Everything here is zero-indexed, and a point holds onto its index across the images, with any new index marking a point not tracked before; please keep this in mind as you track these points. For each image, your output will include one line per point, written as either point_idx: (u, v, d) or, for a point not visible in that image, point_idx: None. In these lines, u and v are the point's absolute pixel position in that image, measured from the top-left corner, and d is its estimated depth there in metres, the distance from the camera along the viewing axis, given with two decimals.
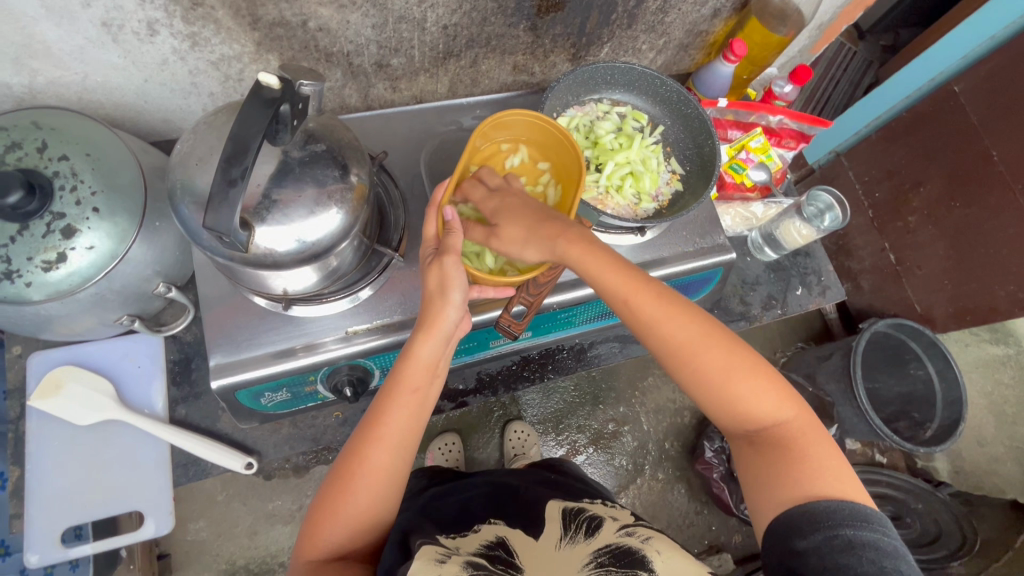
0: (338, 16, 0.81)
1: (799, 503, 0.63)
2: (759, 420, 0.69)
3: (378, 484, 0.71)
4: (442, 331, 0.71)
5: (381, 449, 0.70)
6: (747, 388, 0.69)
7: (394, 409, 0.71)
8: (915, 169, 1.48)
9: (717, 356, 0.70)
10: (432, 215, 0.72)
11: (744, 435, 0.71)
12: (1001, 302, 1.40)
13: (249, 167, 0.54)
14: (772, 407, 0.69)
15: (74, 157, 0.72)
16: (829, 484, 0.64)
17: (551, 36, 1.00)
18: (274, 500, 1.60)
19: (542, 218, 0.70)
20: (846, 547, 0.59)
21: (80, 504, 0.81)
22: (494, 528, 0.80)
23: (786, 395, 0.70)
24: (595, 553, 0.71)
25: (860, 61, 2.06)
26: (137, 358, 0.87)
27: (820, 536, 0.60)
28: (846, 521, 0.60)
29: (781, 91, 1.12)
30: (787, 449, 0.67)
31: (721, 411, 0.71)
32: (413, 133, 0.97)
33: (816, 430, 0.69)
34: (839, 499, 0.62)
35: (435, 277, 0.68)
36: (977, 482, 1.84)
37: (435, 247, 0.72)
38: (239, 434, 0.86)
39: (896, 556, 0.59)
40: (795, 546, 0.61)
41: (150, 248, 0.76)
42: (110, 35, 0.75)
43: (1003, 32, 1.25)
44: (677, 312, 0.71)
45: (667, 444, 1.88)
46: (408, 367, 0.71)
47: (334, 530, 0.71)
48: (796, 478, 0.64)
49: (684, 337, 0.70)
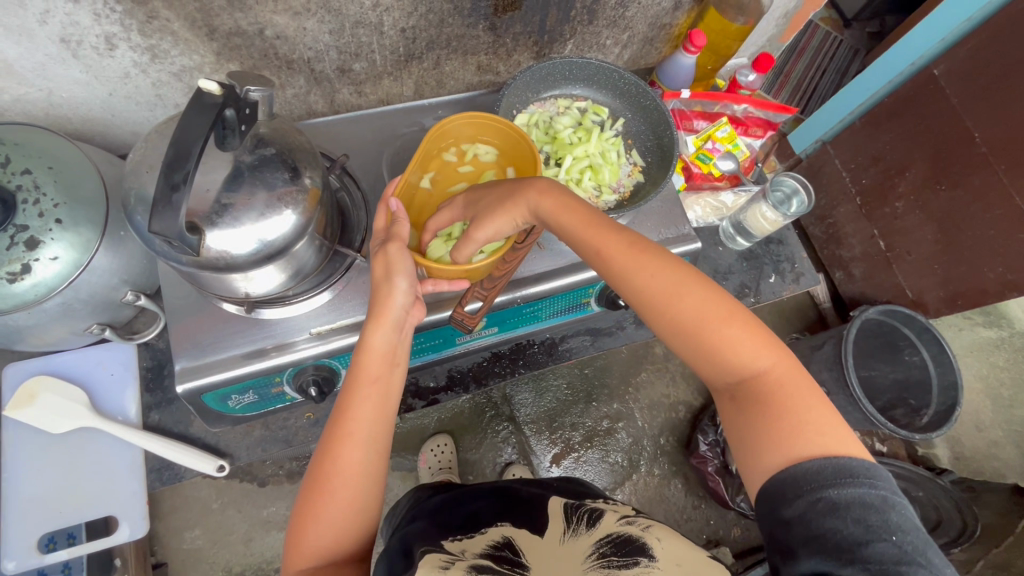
0: (294, 24, 0.83)
1: (779, 469, 0.60)
2: (738, 371, 0.67)
3: (356, 480, 0.69)
4: (392, 318, 0.71)
5: (351, 445, 0.69)
6: (723, 338, 0.67)
7: (358, 401, 0.70)
8: (900, 153, 1.47)
9: (691, 305, 0.68)
10: (379, 208, 0.76)
11: (726, 389, 0.68)
12: (991, 284, 1.39)
13: (191, 171, 0.56)
14: (750, 355, 0.67)
15: (36, 170, 0.73)
16: (812, 440, 0.60)
17: (512, 35, 1.01)
18: (268, 506, 1.62)
19: (507, 184, 0.74)
20: (832, 509, 0.56)
21: (56, 510, 0.82)
22: (502, 529, 0.80)
23: (765, 343, 0.67)
24: (597, 543, 0.73)
25: (845, 49, 2.06)
26: (109, 365, 0.88)
27: (804, 502, 0.57)
28: (830, 481, 0.57)
29: (746, 80, 1.13)
30: (767, 400, 0.64)
31: (702, 362, 0.69)
32: (377, 135, 0.98)
33: (798, 378, 0.66)
34: (823, 457, 0.59)
35: (381, 264, 0.70)
36: (978, 468, 1.81)
37: (382, 237, 0.74)
38: (212, 438, 0.88)
39: (885, 508, 0.56)
40: (782, 516, 0.58)
41: (115, 257, 0.78)
42: (69, 51, 0.77)
43: (979, 14, 1.22)
44: (649, 263, 0.71)
45: (662, 439, 1.87)
46: (366, 360, 0.71)
47: (319, 531, 0.68)
48: (774, 437, 0.62)
49: (657, 287, 0.70)
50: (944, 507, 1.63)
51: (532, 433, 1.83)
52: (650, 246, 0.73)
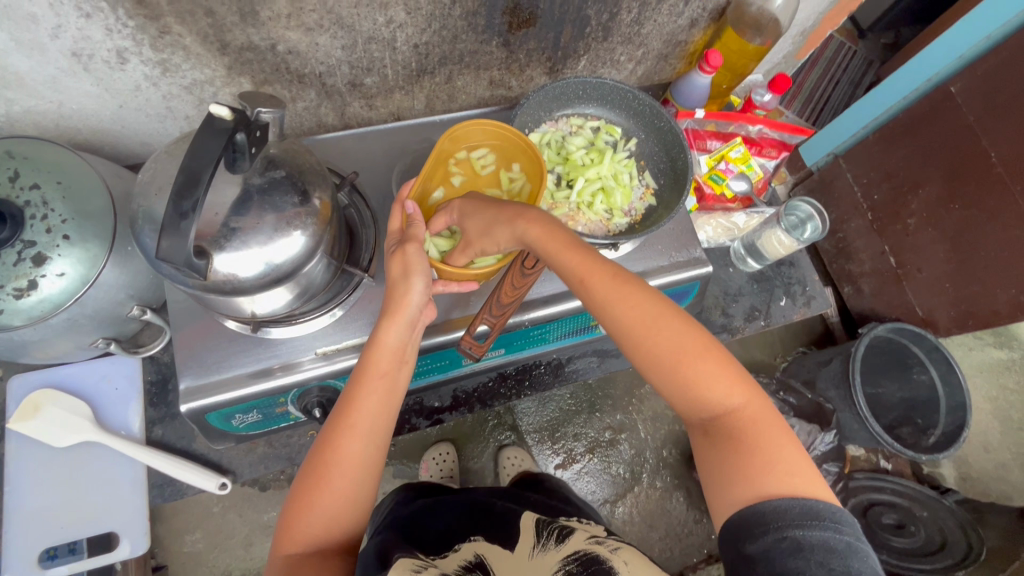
0: (306, 39, 0.82)
1: (748, 503, 0.59)
2: (711, 408, 0.66)
3: (354, 474, 0.68)
4: (408, 315, 0.71)
5: (352, 436, 0.68)
6: (700, 374, 0.66)
7: (366, 394, 0.70)
8: (913, 170, 1.45)
9: (670, 340, 0.67)
10: (395, 211, 0.75)
11: (700, 424, 0.67)
12: (1002, 306, 1.36)
13: (200, 199, 0.55)
14: (725, 392, 0.66)
15: (45, 185, 0.73)
16: (781, 481, 0.59)
17: (525, 51, 1.00)
18: (269, 511, 1.62)
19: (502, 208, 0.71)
20: (795, 549, 0.55)
21: (58, 525, 0.82)
22: (473, 546, 0.78)
23: (740, 381, 0.66)
24: (565, 560, 0.72)
25: (860, 61, 2.04)
26: (114, 379, 0.88)
27: (769, 539, 0.56)
28: (795, 521, 0.56)
29: (761, 100, 1.11)
30: (740, 438, 0.63)
31: (677, 397, 0.67)
32: (387, 151, 0.97)
33: (768, 416, 0.65)
34: (792, 497, 0.58)
35: (399, 263, 0.70)
36: (984, 489, 1.79)
37: (398, 239, 0.74)
38: (215, 455, 0.88)
39: (847, 553, 0.54)
40: (744, 551, 0.57)
41: (122, 273, 0.78)
42: (81, 65, 0.76)
43: (1000, 31, 1.21)
44: (631, 294, 0.68)
45: (665, 452, 1.86)
46: (376, 354, 0.71)
47: (309, 520, 0.67)
48: (749, 472, 0.60)
49: (641, 318, 0.67)
50: (949, 529, 1.61)
51: (534, 442, 1.82)
52: (633, 277, 0.71)
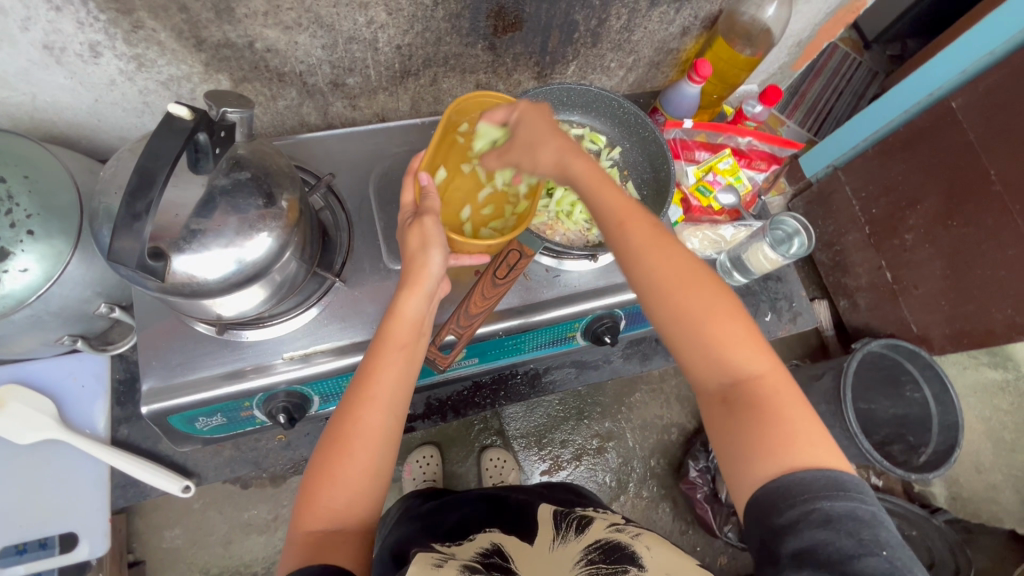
0: (285, 38, 0.81)
1: (773, 477, 0.56)
2: (732, 373, 0.63)
3: (375, 446, 0.67)
4: (426, 288, 0.72)
5: (373, 404, 0.67)
6: (724, 333, 0.64)
7: (386, 365, 0.69)
8: (912, 185, 1.43)
9: (700, 296, 0.65)
10: (407, 181, 0.75)
11: (716, 390, 0.64)
12: (998, 326, 1.34)
13: (154, 200, 0.54)
14: (746, 356, 0.63)
15: (11, 179, 0.72)
16: (805, 451, 0.56)
17: (512, 55, 0.99)
18: (250, 509, 1.61)
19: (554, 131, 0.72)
20: (824, 520, 0.52)
21: (17, 524, 0.81)
22: (490, 536, 0.78)
23: (763, 347, 0.64)
24: (586, 549, 0.71)
25: (864, 72, 2.02)
26: (80, 377, 0.87)
27: (796, 512, 0.53)
28: (822, 492, 0.53)
29: (752, 111, 1.09)
30: (761, 404, 0.60)
31: (697, 358, 0.64)
32: (367, 153, 0.96)
33: (791, 388, 0.62)
34: (817, 469, 0.55)
35: (416, 235, 0.70)
36: (975, 510, 1.76)
37: (413, 212, 0.74)
38: (180, 457, 0.88)
39: (875, 524, 0.52)
40: (771, 525, 0.54)
41: (89, 271, 0.76)
42: (53, 57, 0.75)
43: (1003, 47, 1.19)
44: (665, 248, 0.67)
45: (653, 461, 1.84)
46: (395, 325, 0.71)
47: (334, 494, 0.65)
48: (769, 443, 0.58)
49: (672, 272, 0.66)
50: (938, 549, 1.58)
51: (520, 448, 1.80)
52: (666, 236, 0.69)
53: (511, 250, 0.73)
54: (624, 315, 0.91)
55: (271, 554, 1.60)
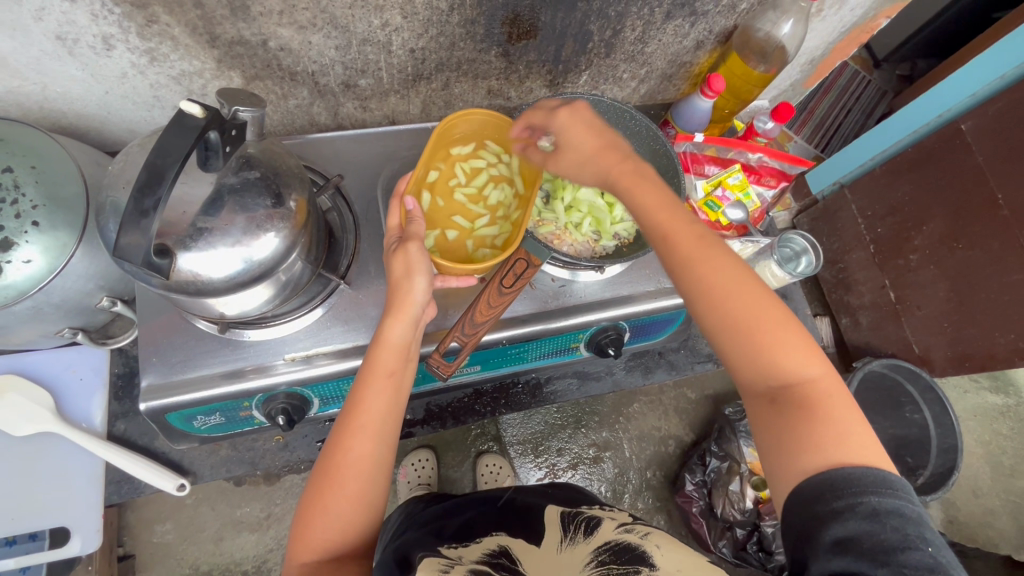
0: (298, 37, 0.80)
1: (819, 470, 0.55)
2: (785, 375, 0.60)
3: (361, 475, 0.69)
4: (411, 314, 0.72)
5: (362, 434, 0.69)
6: (776, 337, 0.61)
7: (372, 394, 0.70)
8: (919, 207, 1.43)
9: (751, 299, 0.62)
10: (394, 205, 0.76)
11: (764, 393, 0.61)
12: (1000, 350, 1.33)
13: (163, 197, 0.53)
14: (798, 360, 0.61)
15: (18, 169, 0.71)
16: (854, 451, 0.55)
17: (525, 62, 0.98)
18: (242, 507, 1.60)
19: (607, 152, 0.74)
20: (872, 514, 0.51)
21: (8, 517, 0.80)
22: (497, 538, 0.79)
23: (814, 350, 0.62)
24: (596, 551, 0.71)
25: (873, 91, 2.02)
26: (79, 369, 0.86)
27: (843, 503, 0.52)
28: (871, 487, 0.52)
29: (763, 127, 1.08)
30: (813, 410, 0.58)
31: (746, 365, 0.62)
32: (376, 155, 0.95)
33: (842, 392, 0.60)
34: (863, 465, 0.54)
35: (400, 262, 0.71)
36: (971, 534, 1.75)
37: (398, 236, 0.75)
38: (176, 454, 0.87)
39: (920, 523, 0.52)
40: (816, 512, 0.53)
41: (93, 264, 0.76)
42: (65, 48, 0.75)
43: (1014, 72, 1.19)
44: (714, 254, 0.65)
45: (649, 473, 1.83)
46: (381, 352, 0.72)
47: (325, 524, 0.68)
48: (819, 440, 0.56)
49: (721, 277, 0.63)
50: None
51: (517, 454, 1.79)
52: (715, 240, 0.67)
53: (505, 269, 0.73)
54: (629, 327, 0.90)
55: (262, 553, 1.58)
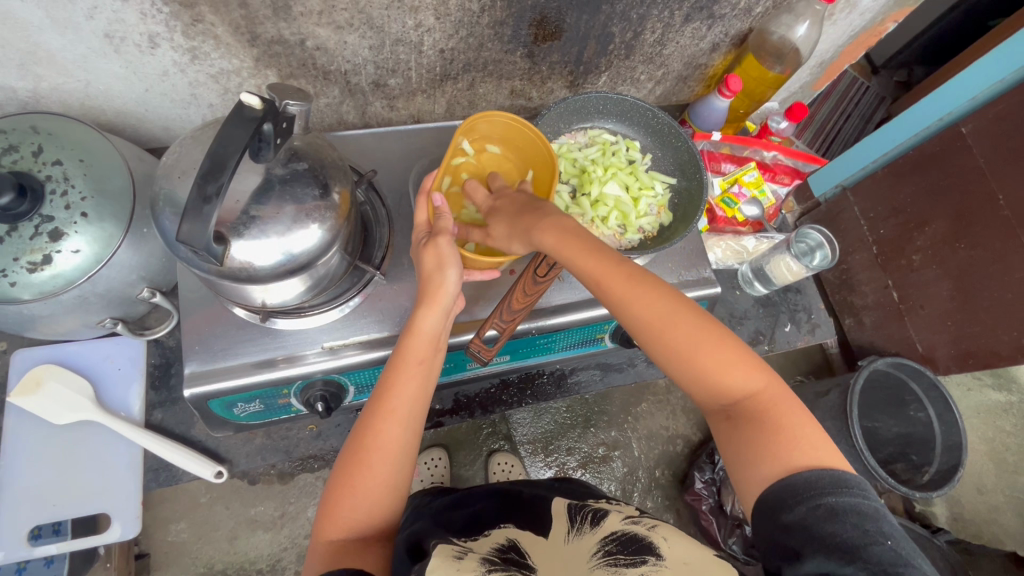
0: (335, 37, 0.83)
1: (778, 478, 0.60)
2: (730, 394, 0.67)
3: (390, 459, 0.71)
4: (443, 304, 0.74)
5: (392, 418, 0.71)
6: (717, 361, 0.66)
7: (403, 382, 0.72)
8: (921, 208, 1.46)
9: (685, 331, 0.67)
10: (421, 203, 0.77)
11: (720, 410, 0.68)
12: (1003, 347, 1.36)
13: (225, 184, 0.55)
14: (742, 377, 0.66)
15: (67, 162, 0.74)
16: (807, 454, 0.60)
17: (548, 63, 1.02)
18: (256, 505, 1.59)
19: (526, 211, 0.72)
20: (831, 514, 0.55)
21: (50, 503, 0.83)
22: (506, 532, 0.78)
23: (755, 365, 0.67)
24: (602, 541, 0.69)
25: (872, 96, 2.07)
26: (117, 360, 0.89)
27: (804, 508, 0.57)
28: (827, 489, 0.57)
29: (777, 127, 1.13)
30: (762, 421, 0.64)
31: (694, 387, 0.68)
32: (406, 152, 0.98)
33: (787, 398, 0.66)
34: (820, 467, 0.59)
35: (431, 256, 0.72)
36: (976, 531, 1.77)
37: (426, 232, 0.77)
38: (212, 442, 0.89)
39: (877, 517, 0.56)
40: (782, 521, 0.57)
41: (136, 255, 0.78)
42: (111, 46, 0.77)
43: (1015, 75, 1.22)
44: (645, 291, 0.68)
45: (658, 472, 1.85)
46: (413, 341, 0.74)
47: (354, 505, 0.70)
48: (774, 451, 0.61)
49: (656, 314, 0.68)
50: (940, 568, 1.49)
51: (527, 454, 1.80)
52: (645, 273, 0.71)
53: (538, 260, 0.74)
54: None
55: (276, 552, 1.58)
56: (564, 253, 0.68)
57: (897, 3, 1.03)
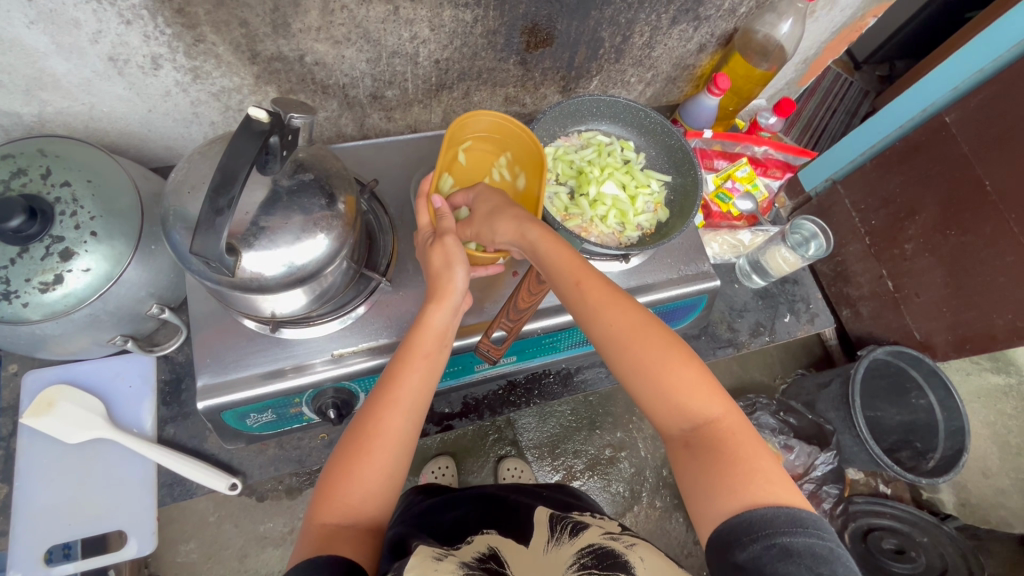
0: (333, 52, 0.85)
1: (733, 514, 0.59)
2: (692, 417, 0.67)
3: (391, 450, 0.72)
4: (452, 302, 0.75)
5: (394, 410, 0.72)
6: (680, 381, 0.68)
7: (407, 374, 0.74)
8: (910, 197, 1.49)
9: (654, 345, 0.70)
10: (422, 206, 0.79)
11: (678, 436, 0.68)
12: (1000, 331, 1.38)
13: (236, 196, 0.57)
14: (704, 402, 0.68)
15: (76, 183, 0.75)
16: (763, 488, 0.60)
17: (541, 70, 1.04)
18: (266, 522, 1.58)
19: (509, 207, 0.76)
20: (785, 554, 0.55)
21: (65, 522, 0.84)
22: (485, 539, 0.77)
23: (720, 393, 0.69)
24: (577, 554, 0.69)
25: (856, 90, 2.11)
26: (128, 377, 0.90)
27: (759, 547, 0.56)
28: (783, 528, 0.56)
29: (766, 122, 1.16)
30: (722, 448, 0.64)
31: (656, 405, 0.69)
32: (406, 162, 1.00)
33: (746, 429, 0.67)
34: (776, 505, 0.58)
35: (439, 255, 0.74)
36: (984, 515, 1.78)
37: (429, 233, 0.78)
38: (225, 455, 0.89)
39: (832, 559, 0.55)
40: (734, 559, 0.57)
41: (145, 271, 0.79)
42: (115, 69, 0.79)
43: (993, 65, 1.26)
44: (621, 302, 0.73)
45: (665, 470, 1.85)
46: (420, 334, 0.75)
47: (350, 487, 0.70)
48: (731, 483, 0.61)
49: (626, 326, 0.71)
50: (951, 557, 1.51)
51: (534, 458, 1.80)
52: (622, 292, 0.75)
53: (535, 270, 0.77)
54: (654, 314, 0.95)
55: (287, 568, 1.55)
56: (550, 250, 0.72)
57: None
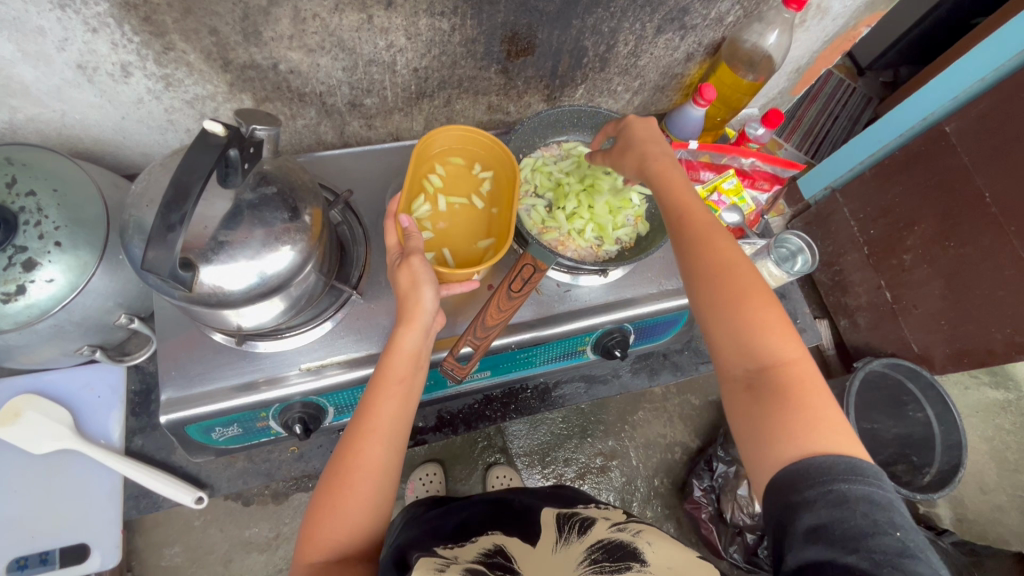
0: (307, 59, 0.84)
1: (794, 460, 0.55)
2: (759, 357, 0.62)
3: (374, 478, 0.69)
4: (422, 323, 0.73)
5: (374, 438, 0.70)
6: (764, 318, 0.63)
7: (383, 401, 0.71)
8: (909, 207, 1.46)
9: (749, 277, 0.66)
10: (389, 225, 0.77)
11: (741, 376, 0.62)
12: (998, 346, 1.35)
13: (188, 212, 0.55)
14: (778, 342, 0.62)
15: (41, 192, 0.74)
16: (826, 437, 0.55)
17: (523, 78, 1.03)
18: (251, 527, 1.54)
19: (649, 139, 0.79)
20: (841, 501, 0.51)
21: (30, 533, 0.88)
22: (491, 539, 0.75)
23: (800, 343, 0.63)
24: (588, 550, 0.68)
25: (859, 97, 2.07)
26: (97, 387, 0.93)
27: (815, 492, 0.52)
28: (842, 475, 0.52)
29: (754, 133, 1.12)
30: (786, 391, 0.59)
31: (728, 338, 0.64)
32: (383, 170, 0.99)
33: (817, 381, 0.60)
34: (836, 454, 0.54)
35: (405, 276, 0.72)
36: (982, 531, 1.75)
37: (398, 254, 0.76)
38: (194, 467, 0.92)
39: (888, 508, 0.51)
40: (787, 500, 0.53)
41: (112, 281, 0.78)
42: (85, 76, 0.78)
43: (993, 74, 1.23)
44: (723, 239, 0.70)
45: (656, 481, 1.82)
46: (391, 358, 0.72)
47: (338, 523, 0.67)
48: (789, 428, 0.57)
49: (728, 255, 0.68)
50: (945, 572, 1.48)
51: (524, 466, 1.78)
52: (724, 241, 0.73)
53: (523, 266, 0.75)
54: (634, 329, 0.93)
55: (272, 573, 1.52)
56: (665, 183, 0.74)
57: (868, 8, 1.04)
